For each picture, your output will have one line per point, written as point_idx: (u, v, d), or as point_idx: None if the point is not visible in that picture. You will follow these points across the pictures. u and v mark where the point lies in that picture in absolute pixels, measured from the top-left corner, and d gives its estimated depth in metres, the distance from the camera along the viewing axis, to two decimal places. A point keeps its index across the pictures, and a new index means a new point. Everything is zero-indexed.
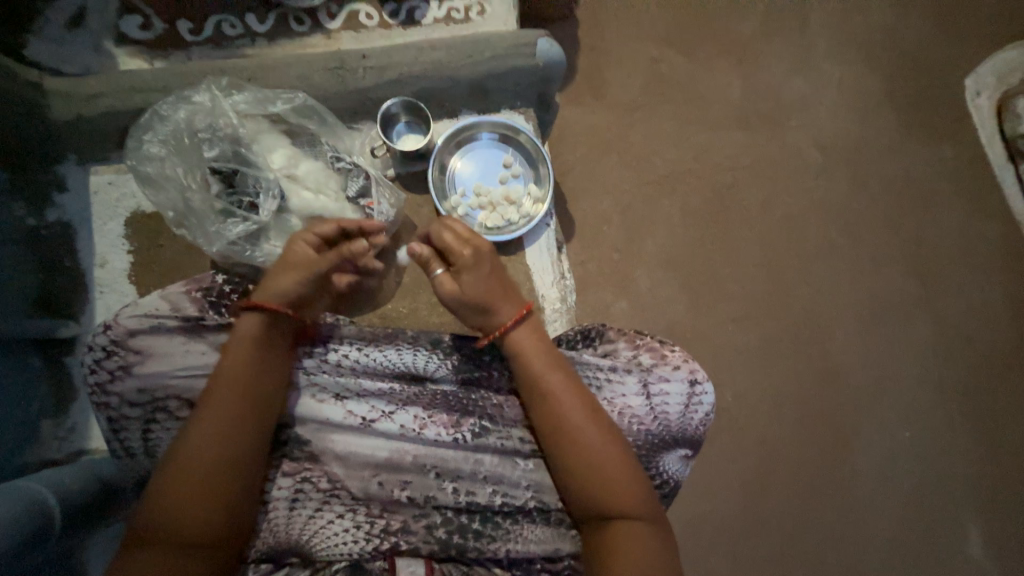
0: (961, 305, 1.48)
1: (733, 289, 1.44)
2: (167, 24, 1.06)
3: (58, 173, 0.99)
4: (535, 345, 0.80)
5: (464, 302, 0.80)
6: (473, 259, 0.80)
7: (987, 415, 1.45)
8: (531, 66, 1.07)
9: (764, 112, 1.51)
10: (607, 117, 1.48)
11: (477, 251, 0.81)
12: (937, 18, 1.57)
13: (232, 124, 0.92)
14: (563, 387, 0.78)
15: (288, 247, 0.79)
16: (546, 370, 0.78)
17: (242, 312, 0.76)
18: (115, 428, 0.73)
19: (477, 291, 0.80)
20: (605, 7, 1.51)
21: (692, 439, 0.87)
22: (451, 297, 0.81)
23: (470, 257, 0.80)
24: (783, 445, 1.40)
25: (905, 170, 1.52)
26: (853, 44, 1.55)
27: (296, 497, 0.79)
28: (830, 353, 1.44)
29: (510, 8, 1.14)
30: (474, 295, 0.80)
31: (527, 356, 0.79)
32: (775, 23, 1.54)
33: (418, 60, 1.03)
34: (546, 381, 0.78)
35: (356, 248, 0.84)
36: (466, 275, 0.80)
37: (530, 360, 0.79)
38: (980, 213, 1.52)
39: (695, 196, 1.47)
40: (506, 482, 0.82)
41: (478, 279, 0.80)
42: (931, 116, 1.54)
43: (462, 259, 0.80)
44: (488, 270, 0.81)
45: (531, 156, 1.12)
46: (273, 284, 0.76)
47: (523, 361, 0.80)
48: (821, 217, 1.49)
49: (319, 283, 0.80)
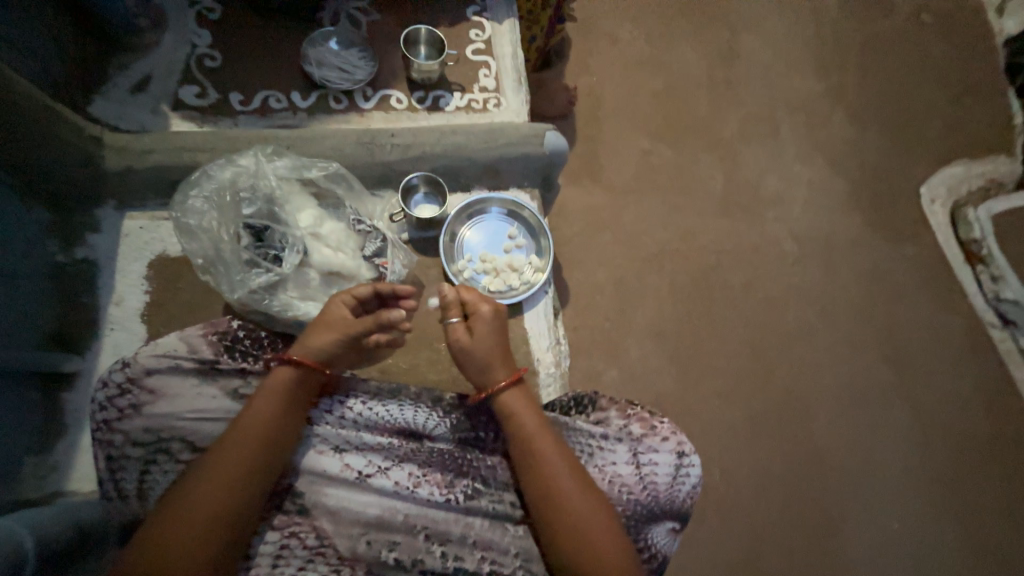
0: (933, 393, 1.56)
1: (719, 364, 1.51)
2: (220, 95, 1.20)
3: (96, 215, 1.06)
4: (528, 408, 0.84)
5: (473, 354, 0.85)
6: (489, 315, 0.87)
7: (970, 505, 1.47)
8: (538, 153, 1.22)
9: (743, 204, 1.68)
10: (604, 198, 1.63)
11: (495, 310, 0.88)
12: (890, 136, 1.81)
13: (270, 186, 1.02)
14: (554, 451, 0.80)
15: (327, 307, 0.85)
16: (539, 433, 0.82)
17: (277, 365, 0.80)
18: (113, 466, 0.76)
19: (484, 345, 0.85)
20: (604, 106, 1.73)
21: (680, 511, 0.88)
22: (461, 346, 0.86)
23: (487, 312, 0.87)
24: (771, 528, 1.39)
25: (872, 264, 1.66)
26: (820, 152, 1.77)
27: (281, 553, 0.78)
28: (813, 434, 1.48)
29: (522, 103, 1.30)
30: (483, 348, 0.85)
31: (520, 419, 0.83)
32: (751, 130, 1.76)
33: (440, 142, 1.17)
34: (538, 444, 0.81)
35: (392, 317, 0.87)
36: (479, 327, 0.86)
37: (523, 423, 0.82)
38: (942, 308, 1.65)
39: (683, 274, 1.58)
40: (495, 548, 0.82)
41: (491, 335, 0.86)
42: (891, 218, 1.72)
43: (480, 312, 0.87)
44: (499, 329, 0.88)
45: (533, 229, 1.23)
46: (311, 341, 0.82)
47: (516, 423, 0.83)
48: (798, 301, 1.60)
49: (352, 343, 0.85)
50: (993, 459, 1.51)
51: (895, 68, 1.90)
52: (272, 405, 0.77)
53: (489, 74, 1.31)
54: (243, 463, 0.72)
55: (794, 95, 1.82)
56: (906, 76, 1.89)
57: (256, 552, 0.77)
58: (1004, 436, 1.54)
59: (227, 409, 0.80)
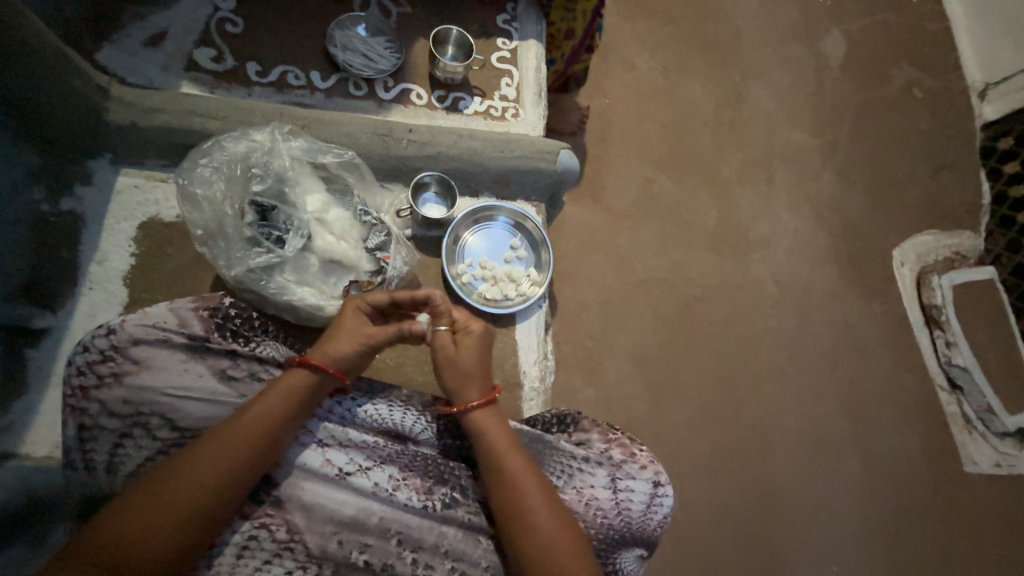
0: (883, 445, 1.65)
1: (691, 395, 1.56)
2: (238, 62, 1.16)
3: (87, 167, 1.02)
4: (500, 426, 0.85)
5: (456, 368, 0.86)
6: (479, 335, 0.88)
7: (903, 555, 1.56)
8: (551, 170, 1.23)
9: (733, 244, 1.74)
10: (602, 220, 1.66)
11: (485, 330, 0.89)
12: (873, 198, 1.92)
13: (283, 166, 0.99)
14: (522, 471, 0.81)
15: (342, 311, 0.84)
16: (510, 452, 0.82)
17: (294, 367, 0.79)
18: (85, 435, 0.74)
19: (469, 361, 0.86)
20: (613, 130, 1.76)
21: (648, 538, 0.91)
22: (446, 357, 0.86)
23: (478, 330, 0.88)
24: (722, 559, 1.44)
25: (843, 318, 1.75)
26: (808, 205, 1.85)
27: (248, 545, 0.76)
28: (770, 472, 1.54)
29: (540, 118, 1.32)
30: (467, 365, 0.86)
31: (492, 436, 0.83)
32: (749, 174, 1.83)
33: (457, 145, 1.17)
34: (508, 463, 0.81)
35: (414, 330, 0.84)
36: (468, 344, 0.87)
37: (494, 441, 0.83)
38: (900, 366, 1.75)
39: (667, 303, 1.63)
40: (466, 560, 0.82)
41: (479, 354, 0.87)
42: (865, 276, 1.82)
43: (472, 330, 0.88)
44: (486, 349, 0.88)
45: (536, 242, 1.24)
46: (327, 345, 0.80)
47: (487, 441, 0.83)
48: (771, 343, 1.67)
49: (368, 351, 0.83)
50: (929, 514, 1.61)
51: (885, 135, 2.01)
52: (269, 398, 0.76)
53: (511, 83, 1.32)
54: (230, 454, 0.71)
55: (792, 147, 1.91)
56: (893, 144, 2.00)
57: (223, 541, 0.75)
58: (941, 493, 1.64)
59: (213, 391, 0.78)
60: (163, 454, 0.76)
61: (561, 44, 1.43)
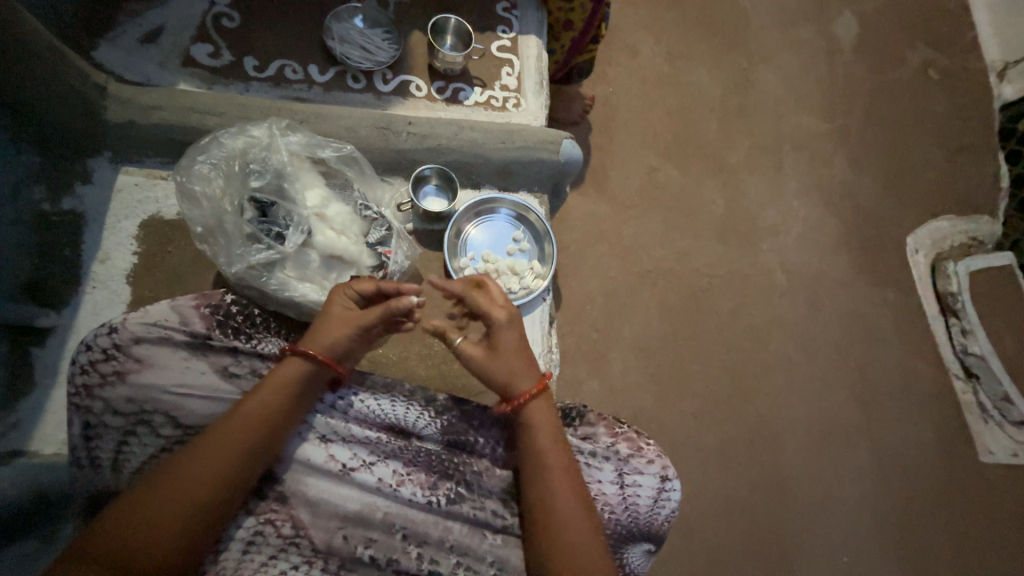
0: (896, 436, 1.62)
1: (698, 387, 1.54)
2: (235, 57, 1.15)
3: (87, 166, 1.02)
4: (547, 421, 0.83)
5: (498, 363, 0.84)
6: (506, 322, 0.85)
7: (915, 547, 1.54)
8: (553, 160, 1.21)
9: (741, 233, 1.70)
10: (607, 210, 1.63)
11: (511, 315, 0.86)
12: (886, 183, 1.86)
13: (282, 162, 0.99)
14: (560, 464, 0.80)
15: (328, 300, 0.84)
16: (551, 448, 0.81)
17: (286, 357, 0.79)
18: (90, 433, 0.75)
19: (505, 352, 0.84)
20: (616, 119, 1.73)
21: (656, 533, 0.90)
22: (482, 353, 0.84)
23: (502, 317, 0.85)
24: (730, 551, 1.43)
25: (854, 306, 1.72)
26: (818, 191, 1.81)
27: (254, 540, 0.76)
28: (780, 463, 1.53)
29: (542, 107, 1.29)
30: (504, 356, 0.84)
31: (536, 431, 0.82)
32: (756, 161, 1.79)
33: (457, 136, 1.15)
34: (546, 460, 0.80)
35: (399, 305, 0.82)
36: (499, 334, 0.85)
37: (534, 432, 0.82)
38: (914, 355, 1.71)
39: (673, 294, 1.60)
40: (471, 554, 0.81)
41: (512, 343, 0.85)
42: (877, 263, 1.77)
43: (496, 320, 0.85)
44: (518, 335, 0.86)
45: (538, 234, 1.22)
46: (316, 335, 0.80)
47: (533, 435, 0.82)
48: (780, 333, 1.64)
49: (361, 336, 0.82)
50: (943, 505, 1.58)
51: (899, 118, 1.95)
52: (268, 392, 0.76)
53: (512, 72, 1.30)
54: (233, 447, 0.71)
55: (801, 132, 1.86)
56: (908, 127, 1.95)
57: (228, 536, 0.75)
58: (955, 484, 1.61)
59: (214, 387, 0.79)
60: (168, 451, 0.77)
61: (560, 36, 1.39)
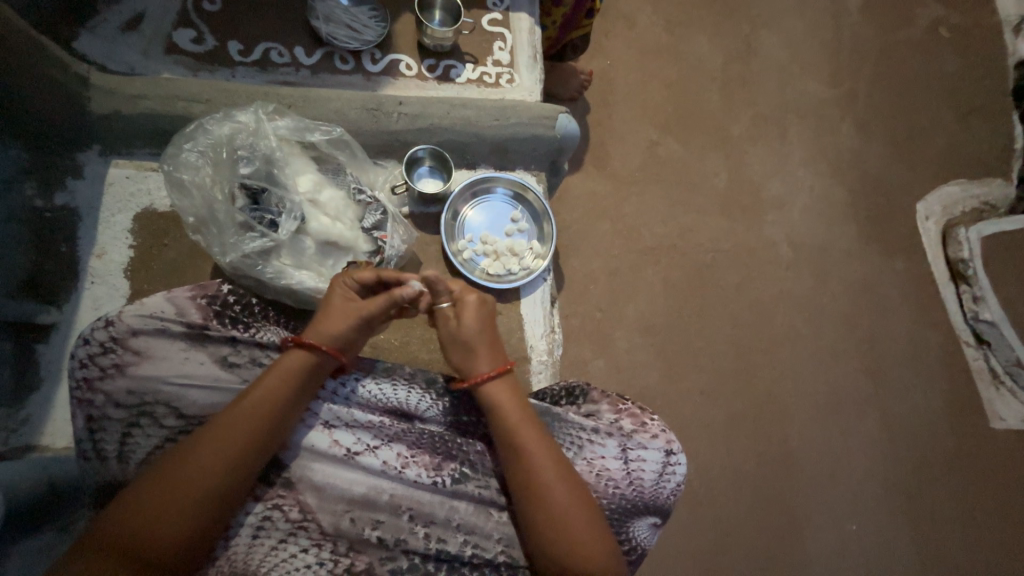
0: (905, 405, 1.61)
1: (704, 362, 1.53)
2: (218, 42, 1.12)
3: (78, 160, 1.01)
4: (512, 398, 0.83)
5: (460, 342, 0.84)
6: (477, 304, 0.85)
7: (924, 514, 1.54)
8: (550, 136, 1.18)
9: (745, 204, 1.67)
10: (607, 186, 1.60)
11: (483, 300, 0.86)
12: (894, 148, 1.81)
13: (270, 147, 0.97)
14: (546, 440, 0.80)
15: (329, 291, 0.83)
16: (531, 423, 0.81)
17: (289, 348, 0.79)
18: (94, 426, 0.75)
19: (469, 334, 0.84)
20: (614, 91, 1.68)
21: (662, 507, 0.90)
22: (449, 330, 0.85)
23: (473, 300, 0.85)
24: (739, 523, 1.43)
25: (863, 275, 1.68)
26: (825, 159, 1.76)
27: (262, 526, 0.77)
28: (788, 436, 1.52)
29: (536, 81, 1.26)
30: (467, 338, 0.84)
31: (513, 407, 0.82)
32: (760, 129, 1.74)
33: (449, 115, 1.12)
34: (531, 434, 0.80)
35: (406, 294, 0.82)
36: (464, 316, 0.84)
37: (515, 411, 0.82)
38: (924, 323, 1.68)
39: (677, 270, 1.58)
40: (478, 533, 0.82)
41: (477, 325, 0.84)
42: (886, 232, 1.73)
43: (466, 301, 0.85)
44: (485, 320, 0.85)
45: (537, 214, 1.20)
46: (319, 326, 0.80)
47: (518, 413, 0.82)
48: (787, 306, 1.62)
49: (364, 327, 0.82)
50: (952, 472, 1.58)
51: (908, 79, 1.88)
52: (269, 380, 0.76)
53: (504, 46, 1.26)
54: (234, 435, 0.72)
55: (807, 98, 1.80)
56: (917, 89, 1.88)
57: (237, 522, 0.76)
58: (964, 451, 1.60)
59: (215, 377, 0.79)
60: (172, 442, 0.77)
61: (551, 11, 1.34)
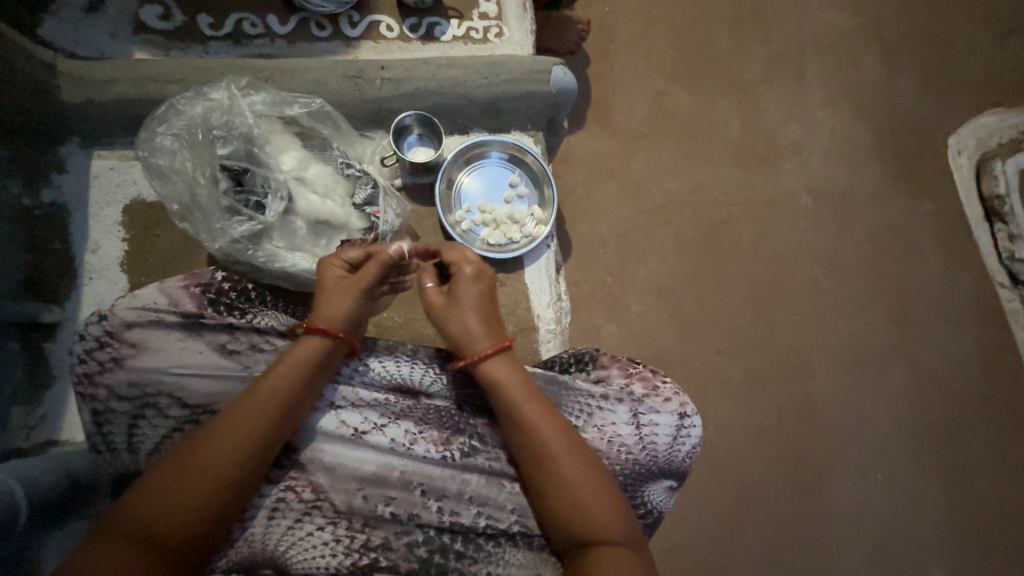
0: (934, 353, 1.54)
1: (720, 322, 1.48)
2: (187, 17, 1.06)
3: (60, 153, 0.99)
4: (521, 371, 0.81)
5: (456, 317, 0.82)
6: (473, 276, 0.84)
7: (953, 462, 1.50)
8: (544, 92, 1.10)
9: (760, 152, 1.56)
10: (612, 143, 1.52)
11: (480, 271, 0.84)
12: (925, 77, 1.66)
13: (247, 124, 0.92)
14: (545, 413, 0.78)
15: (320, 272, 0.82)
16: (529, 397, 0.79)
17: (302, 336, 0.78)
18: (100, 419, 0.76)
19: (466, 307, 0.82)
20: (614, 38, 1.56)
21: (678, 470, 0.88)
22: (442, 304, 0.83)
23: (469, 272, 0.83)
24: (761, 479, 1.42)
25: (889, 219, 1.58)
26: (847, 97, 1.63)
27: (277, 507, 0.78)
28: (810, 391, 1.48)
29: (527, 32, 1.17)
30: (463, 309, 0.82)
31: (509, 381, 0.80)
32: (775, 68, 1.61)
33: (435, 77, 1.05)
34: (529, 407, 0.78)
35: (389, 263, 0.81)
36: (459, 288, 0.83)
37: (512, 384, 0.79)
38: (956, 266, 1.59)
39: (689, 228, 1.51)
40: (491, 504, 0.82)
41: (473, 299, 0.82)
42: (915, 170, 1.61)
43: (461, 274, 0.83)
44: (482, 292, 0.84)
45: (537, 177, 1.13)
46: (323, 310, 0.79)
47: (512, 386, 0.79)
48: (807, 257, 1.54)
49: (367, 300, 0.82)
50: (984, 419, 1.52)
51: None
52: (281, 367, 0.75)
53: None
54: (243, 420, 0.72)
55: (827, 29, 1.65)
56: (951, 8, 1.70)
57: (253, 505, 0.77)
58: (998, 397, 1.54)
59: (215, 365, 0.79)
60: (179, 431, 0.77)
61: None
